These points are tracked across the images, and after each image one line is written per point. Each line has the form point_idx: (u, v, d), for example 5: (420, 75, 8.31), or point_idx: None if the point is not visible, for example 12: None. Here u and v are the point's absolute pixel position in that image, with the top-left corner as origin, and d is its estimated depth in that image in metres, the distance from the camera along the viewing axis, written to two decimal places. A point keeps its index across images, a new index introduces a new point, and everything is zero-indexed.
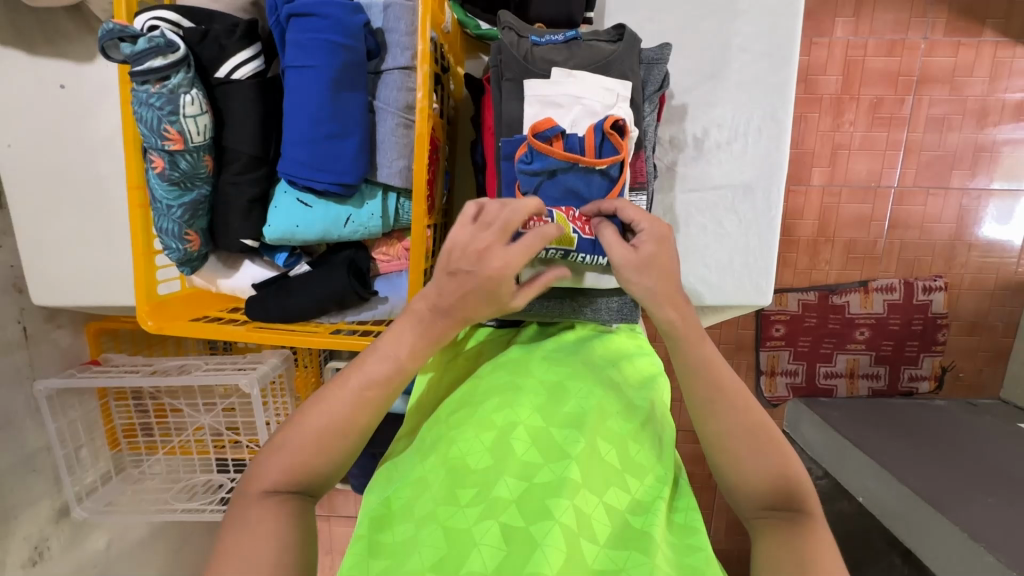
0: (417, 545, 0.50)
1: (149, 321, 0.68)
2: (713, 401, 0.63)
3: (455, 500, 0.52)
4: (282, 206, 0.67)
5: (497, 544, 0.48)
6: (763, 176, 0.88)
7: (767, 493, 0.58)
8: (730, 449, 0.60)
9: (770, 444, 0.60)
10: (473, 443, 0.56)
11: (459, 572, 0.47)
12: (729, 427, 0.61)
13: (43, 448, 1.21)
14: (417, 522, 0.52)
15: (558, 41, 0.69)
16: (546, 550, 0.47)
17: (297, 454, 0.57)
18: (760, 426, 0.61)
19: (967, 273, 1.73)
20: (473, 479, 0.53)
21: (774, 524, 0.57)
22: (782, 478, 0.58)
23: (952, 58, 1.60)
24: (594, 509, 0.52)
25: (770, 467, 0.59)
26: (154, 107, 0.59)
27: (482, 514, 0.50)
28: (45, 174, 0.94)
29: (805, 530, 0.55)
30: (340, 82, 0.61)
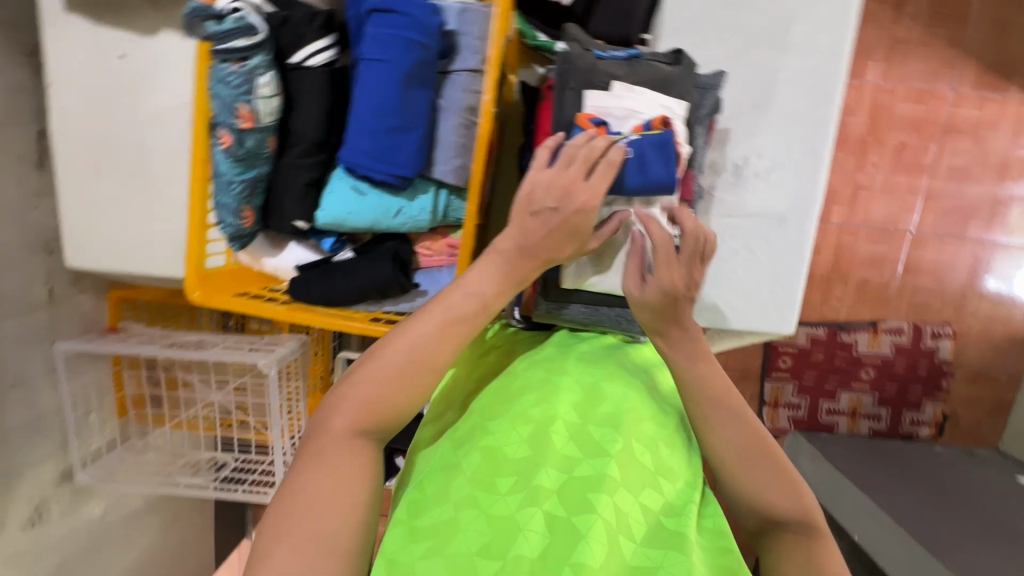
0: (461, 531, 0.52)
1: (197, 292, 0.70)
2: (709, 416, 0.62)
3: (496, 489, 0.54)
4: (337, 191, 0.69)
5: (540, 529, 0.51)
6: (797, 208, 0.90)
7: (771, 509, 0.58)
8: (729, 464, 0.60)
9: (768, 455, 0.60)
10: (510, 435, 0.58)
11: (508, 554, 0.49)
12: (726, 442, 0.61)
13: (54, 411, 1.21)
14: (457, 507, 0.54)
15: (620, 57, 0.73)
16: (590, 541, 0.49)
17: (377, 394, 0.56)
18: (756, 439, 0.61)
19: (976, 323, 1.75)
20: (511, 468, 0.56)
21: (784, 537, 0.57)
22: (784, 490, 0.58)
23: (977, 111, 1.64)
24: (630, 507, 0.54)
25: (771, 480, 0.59)
26: (232, 86, 0.62)
27: (525, 501, 0.53)
28: (96, 139, 0.95)
29: (811, 541, 0.56)
30: (411, 78, 0.63)
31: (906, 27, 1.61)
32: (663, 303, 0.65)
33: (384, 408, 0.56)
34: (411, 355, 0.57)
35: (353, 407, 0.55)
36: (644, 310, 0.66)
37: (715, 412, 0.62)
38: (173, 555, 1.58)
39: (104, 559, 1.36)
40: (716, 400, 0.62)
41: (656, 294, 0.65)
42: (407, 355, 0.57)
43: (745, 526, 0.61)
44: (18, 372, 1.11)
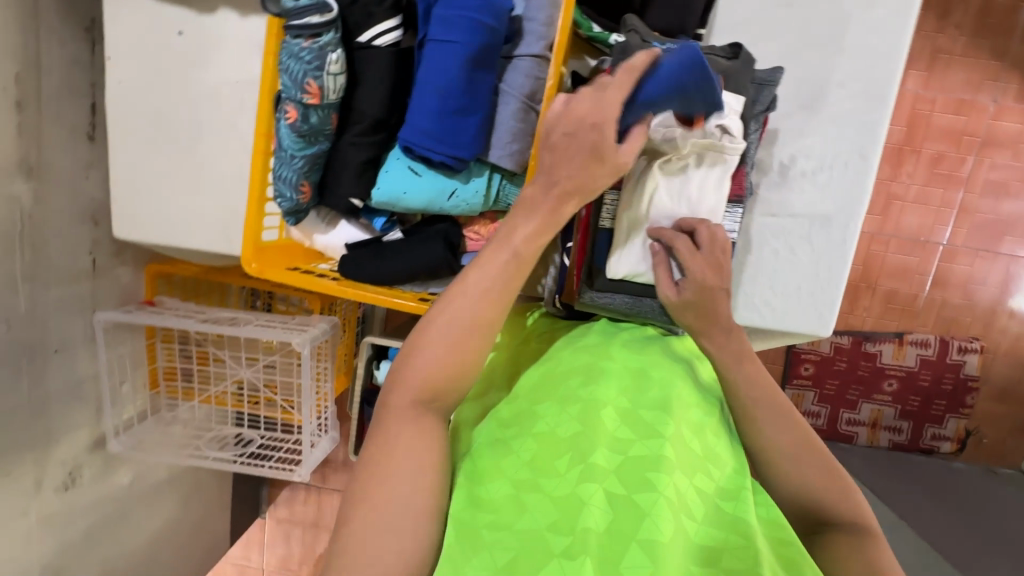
0: (525, 509, 0.53)
1: (253, 264, 0.70)
2: (758, 417, 0.63)
3: (554, 470, 0.55)
4: (393, 171, 0.70)
5: (604, 506, 0.52)
6: (843, 210, 0.89)
7: (823, 509, 0.60)
8: (778, 463, 0.62)
9: (816, 454, 0.61)
10: (559, 416, 0.59)
11: (576, 528, 0.50)
12: (776, 442, 0.62)
13: (92, 378, 1.24)
14: (517, 482, 0.56)
15: (677, 50, 0.73)
16: (656, 519, 0.50)
17: (432, 364, 0.57)
18: (806, 440, 0.62)
19: (1005, 340, 1.72)
20: (564, 445, 0.57)
21: (839, 537, 0.58)
22: (835, 489, 0.60)
23: (1018, 125, 1.62)
24: (688, 489, 0.54)
25: (820, 478, 0.60)
26: (303, 61, 0.63)
27: (583, 477, 0.53)
28: (151, 113, 0.97)
29: (864, 537, 0.57)
30: (478, 61, 0.64)
31: (950, 36, 1.59)
32: (702, 297, 0.67)
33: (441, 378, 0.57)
34: (467, 316, 0.59)
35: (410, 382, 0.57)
36: (686, 311, 0.68)
37: (763, 413, 0.64)
38: (192, 528, 1.61)
39: (129, 527, 1.39)
40: (766, 398, 0.64)
41: (694, 291, 0.67)
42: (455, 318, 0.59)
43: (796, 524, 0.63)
44: (61, 338, 1.14)
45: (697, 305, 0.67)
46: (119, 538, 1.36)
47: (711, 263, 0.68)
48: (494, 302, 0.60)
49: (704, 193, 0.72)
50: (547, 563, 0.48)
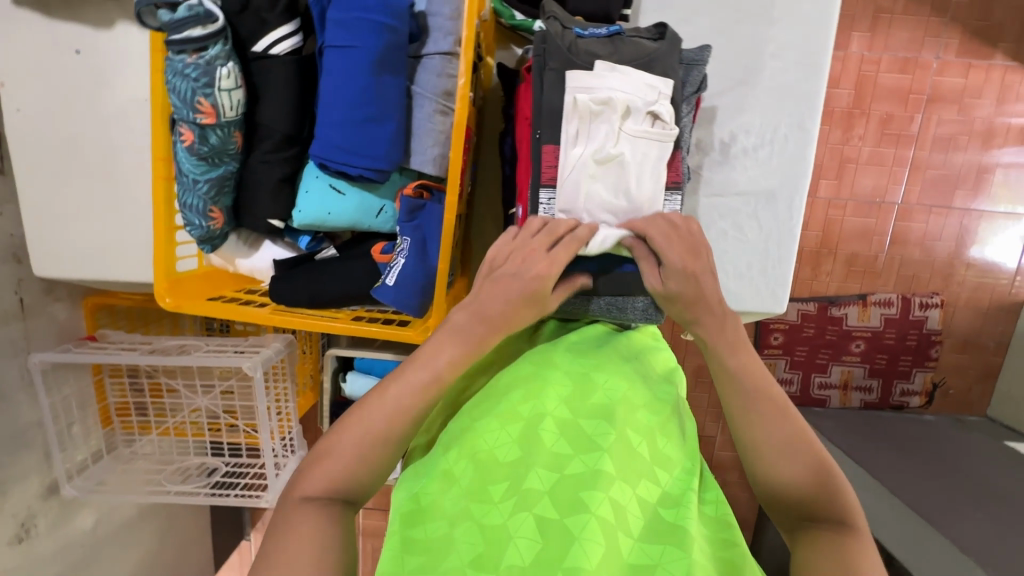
0: (452, 545, 0.52)
1: (167, 298, 0.66)
2: (745, 407, 0.60)
3: (489, 499, 0.54)
4: (313, 191, 0.66)
5: (532, 536, 0.51)
6: (787, 184, 0.88)
7: (807, 502, 0.54)
8: (761, 454, 0.58)
9: (804, 443, 0.57)
10: (499, 436, 0.59)
11: (499, 568, 0.49)
12: (759, 428, 0.58)
13: (35, 424, 1.18)
14: (450, 517, 0.54)
15: (601, 35, 0.70)
16: (584, 542, 0.49)
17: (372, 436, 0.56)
18: (798, 433, 0.58)
19: (964, 292, 1.76)
20: (502, 472, 0.56)
21: (820, 533, 0.53)
22: (819, 482, 0.55)
23: (962, 79, 1.63)
24: (627, 500, 0.54)
25: (806, 472, 0.55)
26: (189, 78, 0.59)
27: (515, 506, 0.53)
28: (58, 139, 0.90)
29: (850, 538, 0.52)
30: (382, 64, 0.60)
31: None
32: (687, 285, 0.64)
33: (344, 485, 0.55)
34: (359, 445, 0.56)
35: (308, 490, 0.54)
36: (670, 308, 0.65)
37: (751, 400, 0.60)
38: (172, 562, 1.56)
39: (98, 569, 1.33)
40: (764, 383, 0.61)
41: (679, 282, 0.64)
42: (357, 438, 0.56)
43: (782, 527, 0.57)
44: None
45: (683, 298, 0.64)
46: None
47: (687, 251, 0.65)
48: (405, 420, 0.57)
49: (642, 181, 0.68)
50: None
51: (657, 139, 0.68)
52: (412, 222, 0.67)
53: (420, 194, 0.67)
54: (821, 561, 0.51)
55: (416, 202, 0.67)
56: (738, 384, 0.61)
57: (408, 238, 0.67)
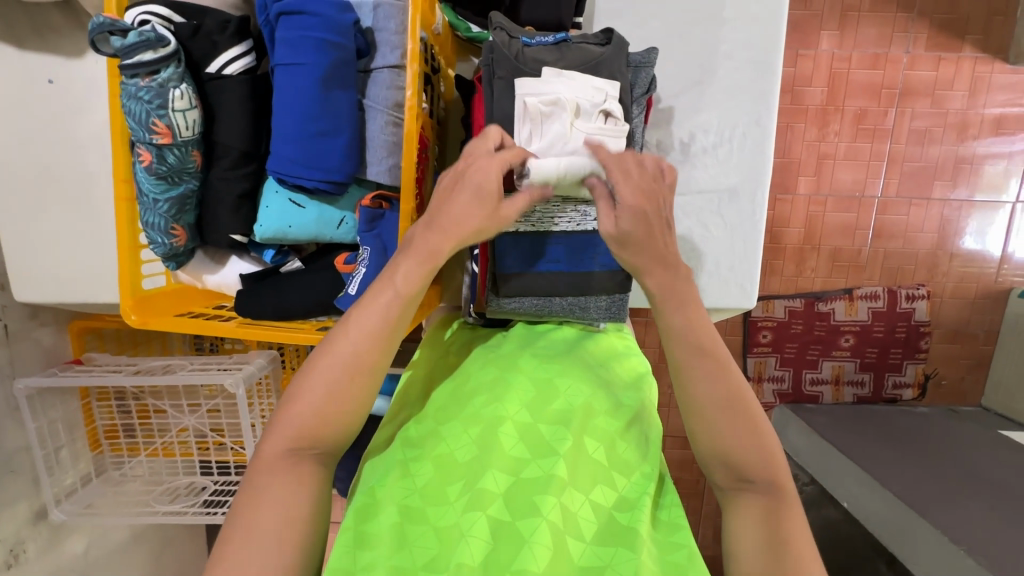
0: (408, 545, 0.52)
1: (134, 316, 0.67)
2: (686, 364, 0.60)
3: (445, 499, 0.55)
4: (274, 206, 0.68)
5: (484, 536, 0.52)
6: (748, 180, 0.89)
7: (739, 461, 0.56)
8: (703, 417, 0.58)
9: (744, 407, 0.58)
10: (460, 439, 0.60)
11: (450, 565, 0.50)
12: (701, 388, 0.59)
13: (22, 449, 1.19)
14: (407, 512, 0.55)
15: (548, 42, 0.72)
16: (533, 545, 0.50)
17: (329, 390, 0.56)
18: (734, 392, 0.59)
19: (949, 282, 1.76)
20: (458, 474, 0.57)
21: (751, 497, 0.56)
22: (756, 450, 0.56)
23: (933, 72, 1.65)
24: (579, 506, 0.54)
25: (744, 438, 0.57)
26: (143, 101, 0.61)
27: (467, 505, 0.54)
28: (37, 167, 0.93)
29: (777, 502, 0.55)
30: (329, 79, 0.61)
31: None
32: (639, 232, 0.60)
33: (318, 430, 0.55)
34: (328, 385, 0.56)
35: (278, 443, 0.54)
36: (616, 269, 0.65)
37: (694, 361, 0.60)
38: None
39: None
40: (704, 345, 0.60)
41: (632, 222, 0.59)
42: (324, 377, 0.56)
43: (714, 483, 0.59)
44: None
45: (634, 240, 0.60)
46: None
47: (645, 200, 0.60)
48: (376, 350, 0.58)
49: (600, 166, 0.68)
50: None
51: (610, 137, 0.69)
52: (373, 232, 0.68)
53: (379, 205, 0.69)
54: (749, 527, 0.55)
55: (376, 212, 0.68)
56: (674, 342, 0.61)
57: (369, 248, 0.68)
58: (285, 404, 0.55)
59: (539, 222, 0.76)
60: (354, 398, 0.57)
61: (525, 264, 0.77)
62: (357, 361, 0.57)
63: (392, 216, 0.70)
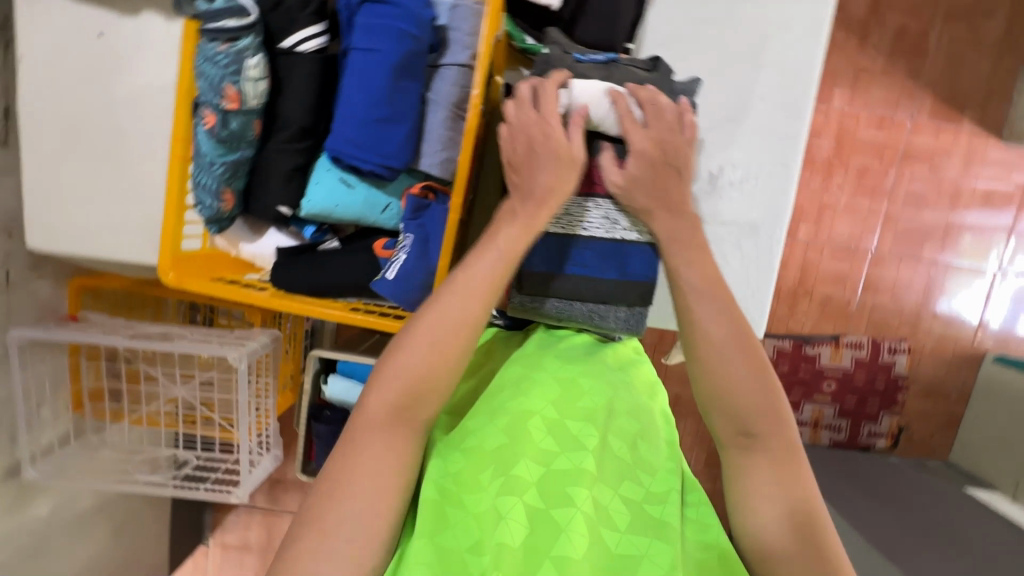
0: (450, 525, 0.57)
1: (171, 274, 0.68)
2: (694, 305, 0.64)
3: (479, 485, 0.59)
4: (323, 182, 0.70)
5: (521, 522, 0.56)
6: (768, 218, 0.94)
7: (741, 407, 0.59)
8: (706, 360, 0.61)
9: (749, 352, 0.61)
10: (488, 427, 0.63)
11: (493, 544, 0.54)
12: (709, 329, 0.62)
13: (5, 401, 1.14)
14: (445, 498, 0.58)
15: (598, 61, 0.74)
16: (569, 533, 0.54)
17: (437, 347, 0.60)
18: (737, 333, 0.62)
19: (930, 339, 1.83)
20: (488, 458, 0.60)
21: (758, 454, 0.58)
22: (761, 395, 0.59)
23: (932, 140, 1.74)
24: (611, 500, 0.59)
25: (747, 381, 0.60)
26: (219, 65, 0.63)
27: (502, 490, 0.57)
28: (71, 116, 0.92)
29: (782, 454, 0.58)
30: (401, 69, 0.64)
31: (869, 57, 1.71)
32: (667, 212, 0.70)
33: (423, 386, 0.59)
34: (436, 337, 0.60)
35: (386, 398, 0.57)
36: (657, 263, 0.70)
37: (700, 304, 0.64)
38: (124, 562, 1.49)
39: (49, 562, 1.27)
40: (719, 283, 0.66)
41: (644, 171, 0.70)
42: (429, 335, 0.60)
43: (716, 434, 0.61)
44: None
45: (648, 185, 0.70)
46: None
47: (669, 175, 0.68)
48: (477, 305, 0.62)
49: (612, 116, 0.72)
50: None
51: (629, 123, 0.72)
52: (417, 220, 0.70)
53: (425, 195, 0.71)
54: (762, 483, 0.57)
55: (423, 201, 0.71)
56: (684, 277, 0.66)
57: (410, 236, 0.70)
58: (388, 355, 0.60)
59: (579, 227, 0.78)
60: (452, 355, 0.60)
61: (561, 268, 0.78)
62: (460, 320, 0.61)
63: (439, 208, 0.71)
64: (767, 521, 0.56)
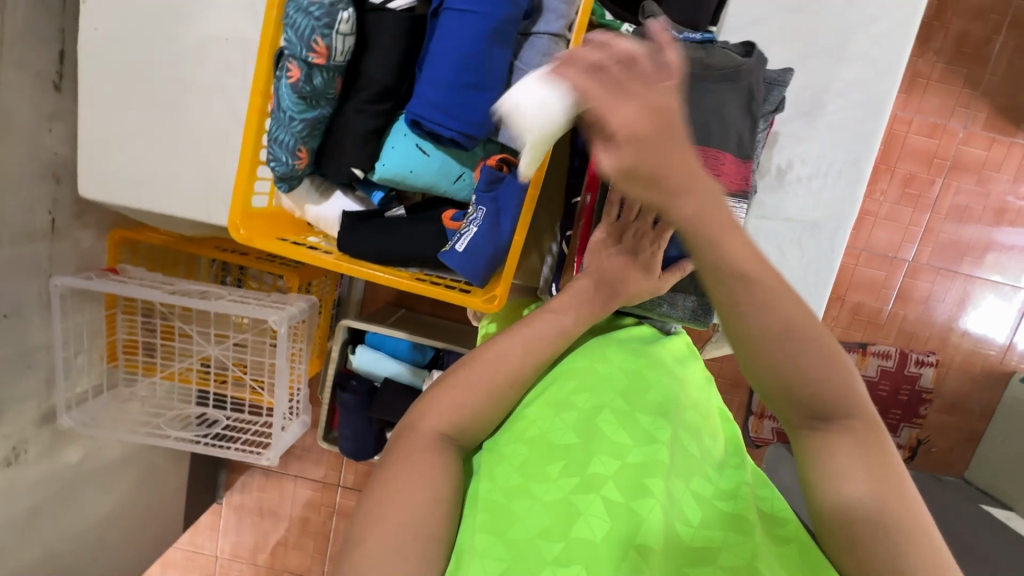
0: (519, 516, 0.57)
1: (242, 231, 0.76)
2: (744, 283, 0.47)
3: (547, 475, 0.59)
4: (400, 147, 0.77)
5: (600, 514, 0.56)
6: (833, 218, 0.91)
7: (812, 396, 0.50)
8: (762, 350, 0.49)
9: (818, 334, 0.49)
10: (556, 422, 0.63)
11: (570, 535, 0.55)
12: (772, 317, 0.48)
13: (43, 346, 1.13)
14: (508, 492, 0.59)
15: (694, 40, 0.79)
16: (649, 524, 0.55)
17: (492, 390, 0.64)
18: (799, 310, 0.49)
19: (958, 355, 1.80)
20: (557, 450, 0.61)
21: (837, 440, 0.51)
22: (835, 378, 0.49)
23: (984, 152, 1.70)
24: (683, 494, 0.59)
25: (819, 367, 0.49)
26: (313, 17, 0.70)
27: (578, 486, 0.58)
28: (134, 65, 0.91)
29: (863, 432, 0.50)
30: (494, 34, 0.70)
31: (928, 61, 1.66)
32: None
33: (470, 421, 0.63)
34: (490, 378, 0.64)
35: (436, 421, 0.62)
36: None
37: (746, 288, 0.48)
38: (144, 515, 1.50)
39: (76, 509, 1.27)
40: (742, 279, 0.47)
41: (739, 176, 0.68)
42: (487, 381, 0.64)
43: (780, 417, 0.54)
44: (10, 302, 1.03)
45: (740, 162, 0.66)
46: (66, 521, 1.25)
47: None
48: (534, 365, 0.66)
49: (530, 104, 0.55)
50: (540, 568, 0.54)
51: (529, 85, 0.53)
52: (490, 191, 0.75)
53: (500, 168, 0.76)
54: (848, 473, 0.50)
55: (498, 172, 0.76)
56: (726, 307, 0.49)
57: (484, 208, 0.75)
58: (449, 387, 0.64)
59: None
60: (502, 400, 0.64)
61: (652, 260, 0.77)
62: (514, 373, 0.65)
63: (513, 182, 0.75)
64: (861, 508, 0.50)
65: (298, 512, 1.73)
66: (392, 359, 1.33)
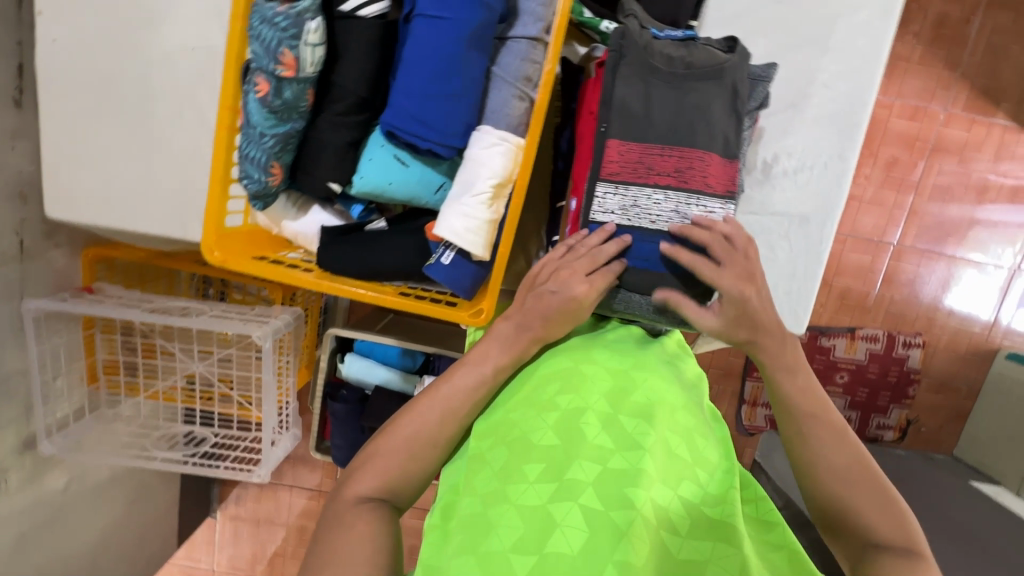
0: (494, 525, 0.56)
1: (216, 252, 0.73)
2: (811, 433, 0.65)
3: (524, 477, 0.59)
4: (378, 158, 0.75)
5: (578, 526, 0.55)
6: (820, 210, 0.90)
7: (868, 527, 0.60)
8: (823, 479, 0.63)
9: (873, 479, 0.62)
10: (539, 423, 0.63)
11: (545, 549, 0.53)
12: (839, 464, 0.63)
13: (20, 372, 1.10)
14: (485, 500, 0.59)
15: (676, 37, 0.77)
16: (631, 539, 0.53)
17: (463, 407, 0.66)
18: (856, 460, 0.63)
19: (945, 335, 1.81)
20: (537, 455, 0.60)
21: (888, 561, 0.57)
22: (886, 513, 0.60)
23: (965, 133, 1.71)
24: (669, 501, 0.58)
25: (872, 500, 0.61)
26: (279, 28, 0.67)
27: (555, 495, 0.56)
28: (99, 78, 0.87)
29: (917, 563, 0.57)
30: (469, 41, 0.68)
31: (908, 44, 1.66)
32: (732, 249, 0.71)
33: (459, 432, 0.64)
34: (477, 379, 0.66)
35: (428, 417, 0.65)
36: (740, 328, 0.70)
37: (815, 437, 0.65)
38: (135, 535, 1.47)
39: (65, 534, 1.24)
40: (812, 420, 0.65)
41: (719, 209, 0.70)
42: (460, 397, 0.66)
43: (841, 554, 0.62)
44: None
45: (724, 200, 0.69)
46: (56, 547, 1.22)
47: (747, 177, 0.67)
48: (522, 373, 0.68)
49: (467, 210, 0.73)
50: None
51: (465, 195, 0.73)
52: None
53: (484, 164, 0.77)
54: None
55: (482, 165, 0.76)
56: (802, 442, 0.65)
57: None
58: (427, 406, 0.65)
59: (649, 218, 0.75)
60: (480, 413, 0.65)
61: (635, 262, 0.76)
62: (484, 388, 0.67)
63: None
64: None
65: (293, 522, 1.71)
66: (381, 366, 1.31)
